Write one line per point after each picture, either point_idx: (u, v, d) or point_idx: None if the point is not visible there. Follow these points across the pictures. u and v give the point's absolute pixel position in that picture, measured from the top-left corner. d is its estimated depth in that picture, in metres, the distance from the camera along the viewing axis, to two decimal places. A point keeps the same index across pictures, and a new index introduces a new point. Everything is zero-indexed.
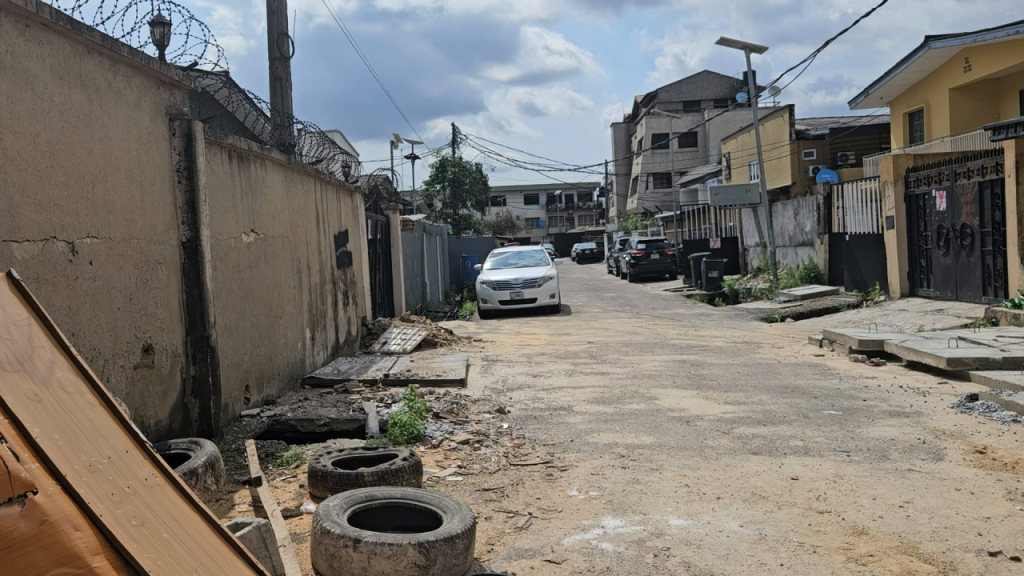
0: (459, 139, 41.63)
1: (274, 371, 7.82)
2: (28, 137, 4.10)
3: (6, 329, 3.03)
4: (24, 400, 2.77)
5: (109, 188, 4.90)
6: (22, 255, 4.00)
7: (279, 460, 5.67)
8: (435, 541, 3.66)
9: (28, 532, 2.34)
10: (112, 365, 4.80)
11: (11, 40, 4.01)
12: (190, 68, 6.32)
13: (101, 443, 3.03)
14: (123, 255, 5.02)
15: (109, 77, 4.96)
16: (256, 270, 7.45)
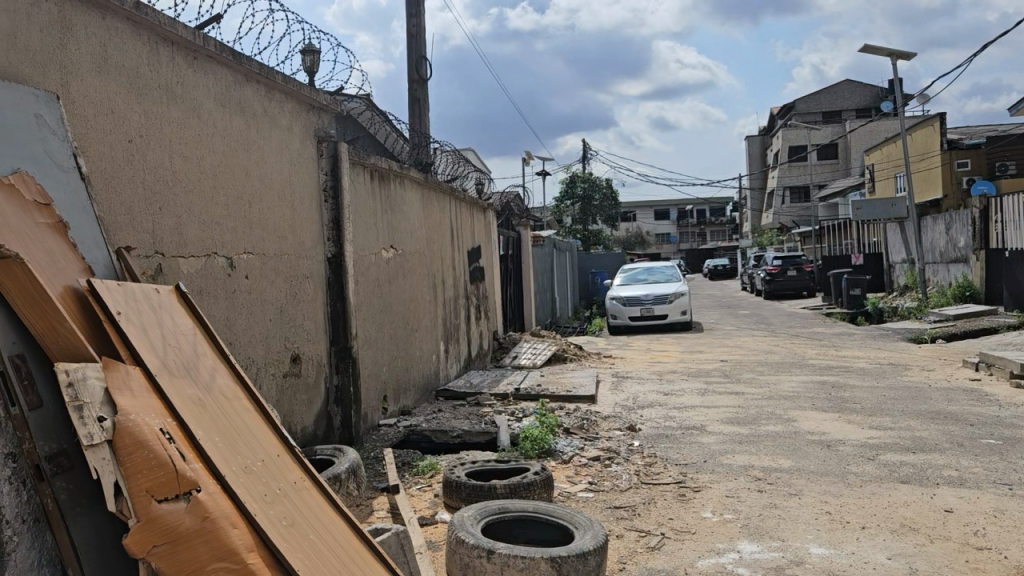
0: (589, 154, 41.65)
1: (410, 382, 8.08)
2: (194, 161, 4.43)
3: (175, 338, 3.29)
4: (189, 404, 2.99)
5: (264, 207, 5.23)
6: (188, 269, 4.32)
7: (415, 470, 5.85)
8: (567, 556, 3.66)
9: (191, 527, 2.52)
10: (264, 372, 5.10)
11: (181, 71, 4.36)
12: (337, 92, 6.65)
13: (255, 445, 3.23)
14: (274, 270, 5.33)
15: (265, 103, 5.30)
16: (395, 284, 7.74)
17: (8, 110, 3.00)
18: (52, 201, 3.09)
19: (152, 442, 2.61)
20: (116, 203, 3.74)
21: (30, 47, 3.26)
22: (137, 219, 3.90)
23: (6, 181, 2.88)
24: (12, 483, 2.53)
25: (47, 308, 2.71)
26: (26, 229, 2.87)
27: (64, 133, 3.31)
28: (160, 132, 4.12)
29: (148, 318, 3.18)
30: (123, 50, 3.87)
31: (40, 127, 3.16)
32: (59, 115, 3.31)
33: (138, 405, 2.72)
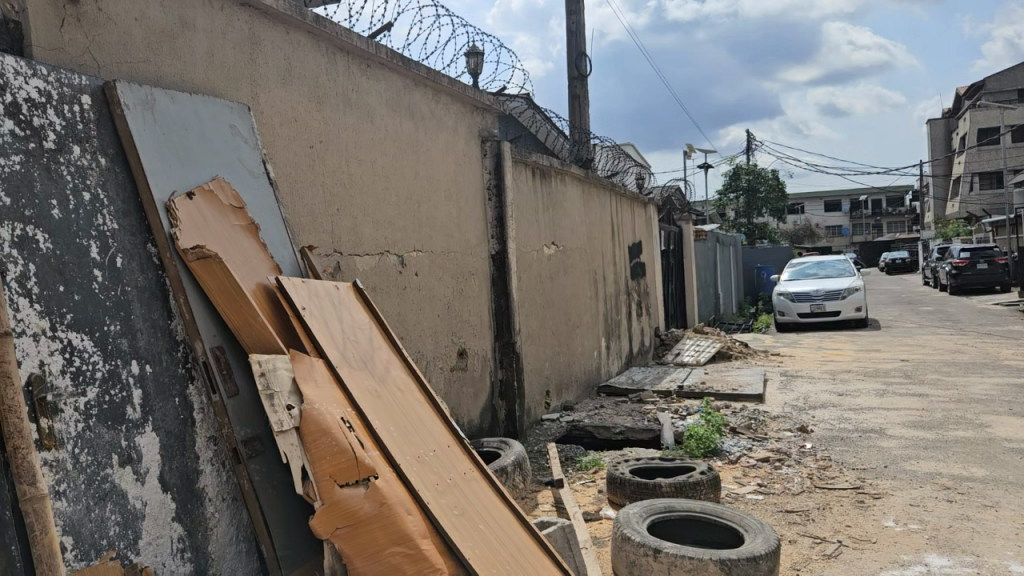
0: (754, 145, 40.12)
1: (572, 377, 8.11)
2: (368, 165, 4.66)
3: (353, 331, 3.47)
4: (367, 395, 3.15)
5: (432, 207, 5.42)
6: (363, 267, 4.54)
7: (579, 465, 5.87)
8: (737, 559, 3.54)
9: (371, 512, 2.65)
10: (433, 365, 5.28)
11: (356, 79, 4.58)
12: (499, 92, 6.77)
13: (428, 436, 3.35)
14: (442, 267, 5.51)
15: (432, 106, 5.49)
16: (556, 281, 7.79)
17: (206, 121, 3.28)
18: (245, 204, 3.33)
19: (334, 430, 2.76)
20: (300, 205, 3.99)
21: (226, 63, 3.55)
22: (318, 220, 4.14)
23: (206, 187, 3.12)
24: (213, 464, 2.86)
25: (242, 304, 2.92)
26: (224, 231, 3.12)
27: (254, 141, 3.57)
28: (337, 138, 4.36)
29: (329, 313, 3.37)
30: (305, 62, 4.12)
31: (234, 136, 3.42)
32: (250, 125, 3.57)
33: (321, 395, 2.88)
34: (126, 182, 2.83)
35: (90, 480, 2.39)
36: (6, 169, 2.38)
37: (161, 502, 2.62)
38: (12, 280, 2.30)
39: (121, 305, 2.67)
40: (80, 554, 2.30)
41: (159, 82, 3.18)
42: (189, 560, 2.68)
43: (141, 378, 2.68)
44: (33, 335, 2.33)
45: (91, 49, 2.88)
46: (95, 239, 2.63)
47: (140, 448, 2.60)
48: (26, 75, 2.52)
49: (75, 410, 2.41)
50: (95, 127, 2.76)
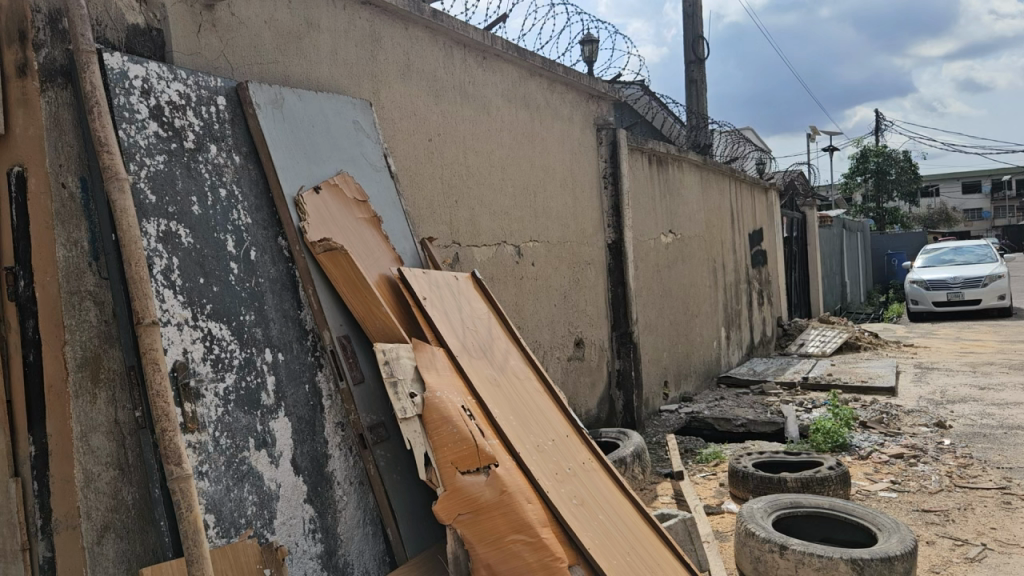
0: (883, 125, 38.10)
1: (690, 368, 7.97)
2: (485, 157, 4.70)
3: (472, 320, 3.52)
4: (486, 384, 3.18)
5: (548, 196, 5.42)
6: (481, 257, 4.60)
7: (699, 457, 5.76)
8: (870, 559, 3.39)
9: (492, 499, 2.67)
10: (551, 355, 5.29)
11: (472, 71, 4.63)
12: (615, 80, 6.70)
13: (547, 425, 3.36)
14: (558, 257, 5.51)
15: (548, 96, 5.48)
16: (674, 270, 7.65)
17: (331, 117, 3.39)
18: (368, 198, 3.43)
19: (455, 418, 2.80)
20: (419, 197, 4.08)
21: (348, 61, 3.66)
22: (437, 212, 4.22)
23: (332, 182, 3.22)
24: (341, 449, 2.96)
25: (366, 295, 2.99)
26: (349, 223, 3.21)
27: (376, 136, 3.66)
28: (455, 130, 4.42)
29: (449, 302, 3.42)
30: (423, 56, 4.19)
31: (356, 131, 3.52)
32: (373, 120, 3.67)
33: (442, 384, 2.93)
34: (258, 178, 2.97)
35: (230, 462, 2.53)
36: (151, 169, 2.54)
37: (294, 484, 2.73)
38: (158, 273, 2.46)
39: (255, 296, 2.80)
40: (221, 531, 2.42)
41: (287, 81, 3.32)
42: (320, 541, 2.76)
43: (274, 366, 2.80)
44: (177, 325, 2.48)
45: (224, 52, 3.03)
46: (230, 234, 2.77)
47: (274, 432, 2.72)
48: (167, 79, 2.68)
49: (215, 396, 2.55)
50: (229, 126, 2.90)
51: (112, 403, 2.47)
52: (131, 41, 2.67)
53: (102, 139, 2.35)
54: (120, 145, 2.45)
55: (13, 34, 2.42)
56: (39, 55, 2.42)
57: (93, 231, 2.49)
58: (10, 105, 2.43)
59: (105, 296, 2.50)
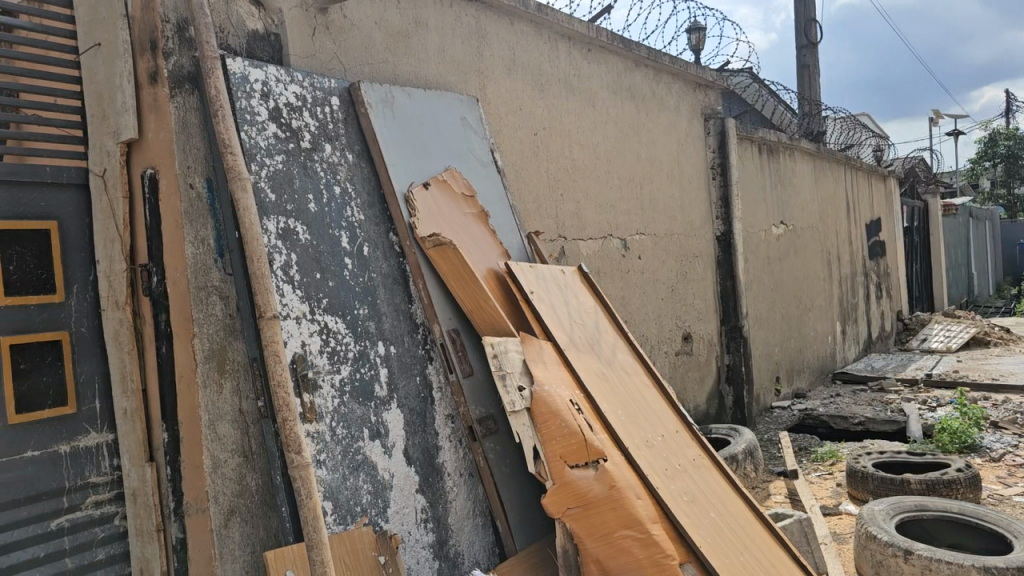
0: (1013, 107, 35.76)
1: (804, 364, 7.70)
2: (591, 149, 4.67)
3: (580, 314, 3.50)
4: (595, 378, 3.17)
5: (654, 188, 5.34)
6: (587, 251, 4.57)
7: (814, 456, 5.57)
8: (1004, 568, 3.19)
9: (601, 494, 2.65)
10: (658, 349, 5.21)
11: (577, 64, 4.61)
12: (723, 68, 6.53)
13: (656, 421, 3.32)
14: (665, 250, 5.43)
15: (653, 86, 5.40)
16: (786, 262, 7.41)
17: (440, 114, 3.44)
18: (476, 193, 3.46)
19: (563, 412, 2.79)
20: (525, 191, 4.09)
21: (456, 58, 3.71)
22: (543, 207, 4.23)
23: (440, 178, 3.27)
24: (451, 441, 3.01)
25: (475, 290, 3.02)
26: (457, 219, 3.26)
27: (483, 131, 3.69)
28: (560, 124, 4.41)
29: (557, 296, 3.41)
30: (528, 50, 4.20)
31: (464, 127, 3.56)
32: (480, 116, 3.70)
33: (550, 377, 2.94)
34: (370, 176, 3.04)
35: (346, 451, 2.61)
36: (271, 169, 2.64)
37: (407, 474, 2.80)
38: (279, 268, 2.56)
39: (369, 290, 2.88)
40: (338, 518, 2.51)
41: (397, 80, 3.40)
42: (432, 531, 2.81)
43: (387, 359, 2.87)
44: (296, 318, 2.58)
45: (337, 54, 3.13)
46: (345, 230, 2.86)
47: (387, 423, 2.79)
48: (285, 82, 2.79)
49: (332, 387, 2.63)
50: (343, 126, 2.99)
51: (236, 393, 2.59)
52: (251, 46, 2.78)
53: (226, 141, 2.46)
54: (242, 147, 2.55)
55: (145, 43, 2.56)
56: (168, 63, 2.54)
57: (217, 229, 2.60)
58: (142, 110, 2.58)
59: (229, 291, 2.62)
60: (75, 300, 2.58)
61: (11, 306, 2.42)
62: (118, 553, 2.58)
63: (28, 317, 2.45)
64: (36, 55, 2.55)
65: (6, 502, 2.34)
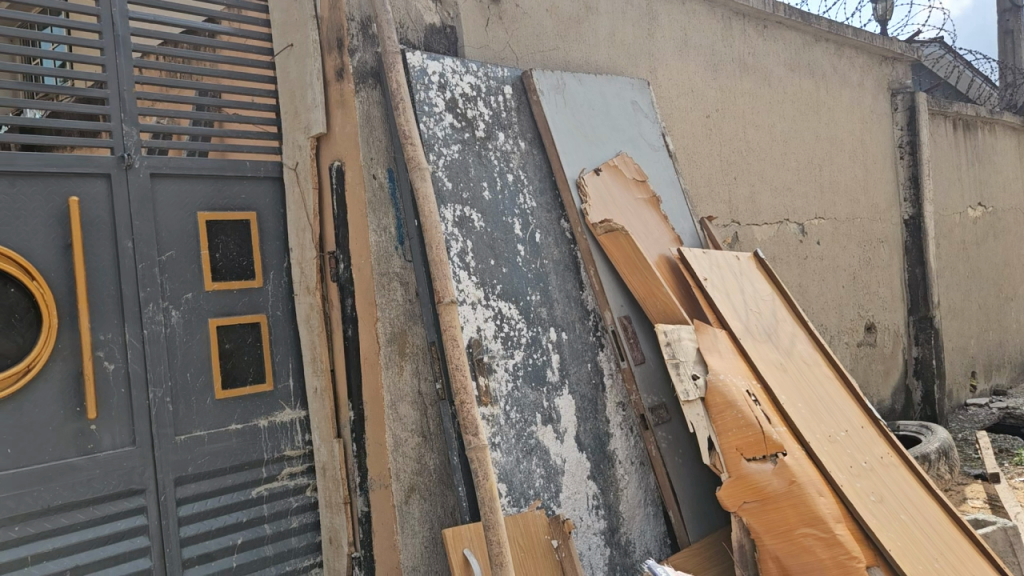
0: None
1: (1003, 358, 7.05)
2: (766, 130, 4.48)
3: (756, 302, 3.36)
4: (772, 369, 3.03)
5: (835, 170, 5.05)
6: (762, 236, 4.39)
7: (1018, 459, 5.09)
8: None
9: (780, 489, 2.54)
10: (838, 340, 4.93)
11: (753, 42, 4.43)
12: (913, 38, 6.08)
13: (839, 415, 3.14)
14: (847, 235, 5.13)
15: (835, 61, 5.10)
16: (984, 248, 6.80)
17: (610, 99, 3.41)
18: (647, 177, 3.39)
19: (739, 403, 2.70)
20: (698, 175, 3.98)
21: (626, 42, 3.67)
22: (716, 191, 4.10)
23: (611, 163, 3.24)
24: (622, 429, 2.98)
25: (647, 276, 2.96)
26: (628, 205, 3.21)
27: (655, 116, 3.61)
28: (734, 104, 4.26)
29: (731, 283, 3.29)
30: (701, 30, 4.09)
31: (635, 111, 3.51)
32: (651, 99, 3.63)
33: (726, 366, 2.84)
34: (542, 163, 3.06)
35: (519, 435, 2.66)
36: (448, 158, 2.72)
37: (578, 460, 2.81)
38: (455, 254, 2.64)
39: (541, 277, 2.90)
40: (512, 501, 2.56)
41: (568, 66, 3.39)
42: (603, 517, 2.81)
43: (559, 345, 2.89)
44: (472, 304, 2.64)
45: (510, 43, 3.17)
46: (517, 217, 2.89)
47: (559, 409, 2.81)
48: (460, 72, 2.86)
49: (506, 371, 2.68)
50: (515, 114, 3.03)
51: (416, 375, 2.69)
52: (428, 40, 2.87)
53: (406, 132, 2.56)
54: (421, 137, 2.65)
55: (332, 42, 2.70)
56: (353, 59, 2.67)
57: (398, 218, 2.71)
58: (330, 106, 2.72)
59: (410, 277, 2.72)
60: (272, 286, 2.77)
61: (217, 291, 2.64)
62: (310, 522, 2.76)
63: (231, 300, 2.67)
64: (237, 58, 2.77)
65: (215, 470, 2.57)
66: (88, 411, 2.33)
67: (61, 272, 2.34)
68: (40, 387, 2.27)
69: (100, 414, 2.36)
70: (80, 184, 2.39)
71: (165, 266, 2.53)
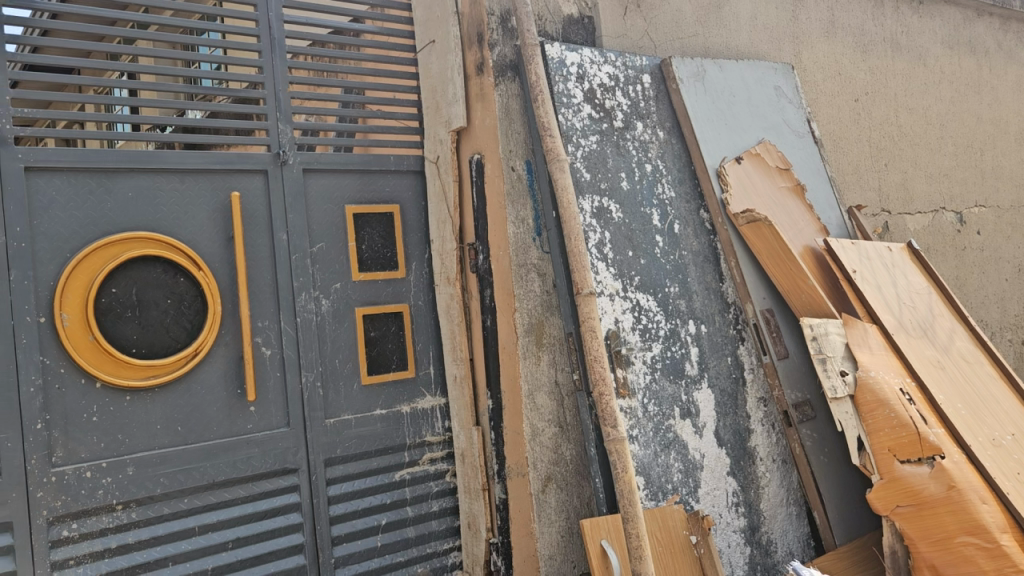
0: None
1: None
2: (921, 113, 4.22)
3: (910, 295, 3.16)
4: (928, 367, 2.86)
5: (998, 154, 4.70)
6: (916, 226, 4.14)
7: None
8: None
9: (937, 494, 2.40)
10: (1001, 337, 4.58)
11: (906, 20, 4.19)
12: None
13: (1004, 417, 2.92)
14: (1011, 224, 4.75)
15: (999, 37, 4.74)
16: None
17: (752, 85, 3.30)
18: (792, 165, 3.26)
19: (893, 402, 2.56)
20: (845, 162, 3.79)
21: (769, 25, 3.54)
22: (865, 178, 3.89)
23: (754, 151, 3.14)
24: (764, 425, 2.89)
25: (791, 268, 2.85)
26: (771, 194, 3.10)
27: (801, 101, 3.47)
28: (885, 87, 4.04)
29: (883, 275, 3.12)
30: (849, 10, 3.90)
31: (778, 97, 3.38)
32: (796, 83, 3.49)
33: (877, 363, 2.70)
34: (681, 152, 3.00)
35: (657, 428, 2.63)
36: (586, 149, 2.72)
37: (717, 456, 2.75)
38: (593, 246, 2.64)
39: (680, 268, 2.85)
40: (650, 494, 2.54)
41: (708, 52, 3.31)
42: (743, 515, 2.75)
43: (698, 338, 2.83)
44: (610, 295, 2.63)
45: (649, 31, 3.13)
46: (656, 208, 2.85)
47: (698, 402, 2.76)
48: (598, 63, 2.85)
49: (644, 363, 2.66)
50: (654, 103, 2.99)
51: (553, 365, 2.70)
52: (566, 31, 2.88)
53: (545, 124, 2.59)
54: (560, 129, 2.66)
55: (473, 37, 2.75)
56: (493, 53, 2.72)
57: (536, 209, 2.73)
58: (470, 99, 2.78)
59: (547, 268, 2.73)
60: (414, 276, 2.86)
61: (363, 281, 2.74)
62: (449, 507, 2.84)
63: (376, 290, 2.77)
64: (382, 56, 2.86)
65: (361, 453, 2.68)
66: (247, 393, 2.48)
67: (224, 262, 2.49)
68: (205, 369, 2.43)
69: (258, 397, 2.51)
70: (241, 180, 2.54)
71: (316, 257, 2.66)
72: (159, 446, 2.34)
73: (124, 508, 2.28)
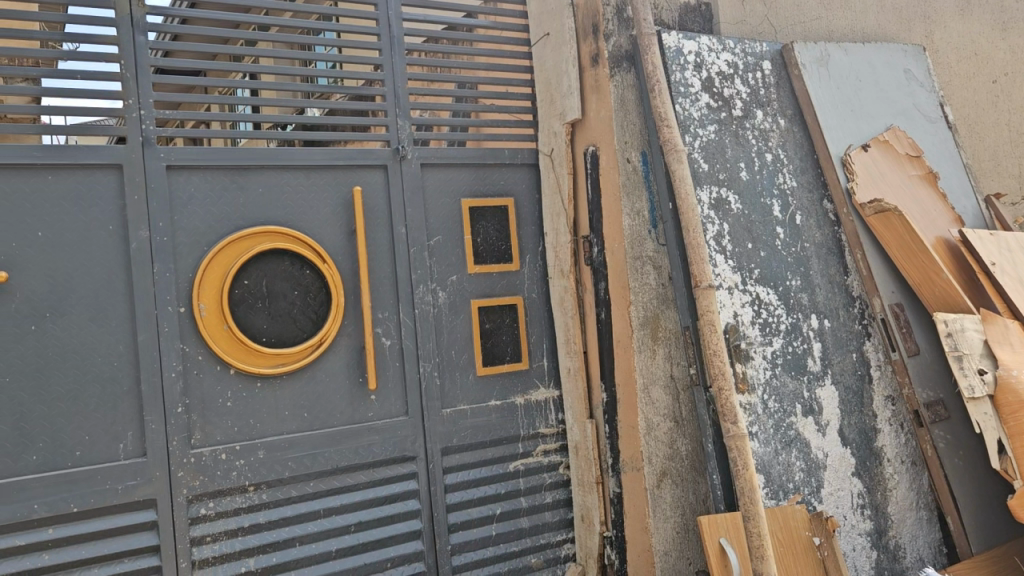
0: None
1: None
2: None
3: None
4: None
5: None
6: None
7: None
8: None
9: None
10: None
11: None
12: None
13: None
14: None
15: None
16: None
17: (880, 69, 3.16)
18: (923, 152, 3.09)
19: None
20: (981, 149, 3.54)
21: (898, 5, 3.37)
22: (1005, 166, 3.60)
23: (881, 138, 3.00)
24: (892, 425, 2.76)
25: (924, 260, 2.70)
26: (901, 182, 2.95)
27: (933, 84, 3.29)
28: None
29: None
30: None
31: (908, 80, 3.22)
32: (927, 65, 3.31)
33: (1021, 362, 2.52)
34: (803, 140, 2.90)
35: (778, 425, 2.56)
36: (704, 139, 2.66)
37: (842, 455, 2.65)
38: (712, 238, 2.58)
39: (802, 261, 2.76)
40: (771, 493, 2.48)
41: (831, 35, 3.18)
42: (869, 518, 2.65)
43: (821, 333, 2.73)
44: (728, 288, 2.58)
45: (768, 15, 3.04)
46: (776, 198, 2.77)
47: (821, 399, 2.66)
48: (717, 50, 2.78)
49: (764, 358, 2.59)
50: (775, 90, 2.90)
51: (669, 359, 2.65)
52: (683, 19, 2.82)
53: (662, 115, 2.55)
54: (677, 119, 2.62)
55: (588, 29, 2.74)
56: (608, 44, 2.70)
57: (652, 200, 2.67)
58: (585, 91, 2.77)
59: (663, 260, 2.68)
60: (528, 269, 2.88)
61: (479, 274, 2.78)
62: (562, 499, 2.85)
63: (492, 283, 2.80)
64: (497, 50, 2.89)
65: (477, 443, 2.72)
66: (368, 382, 2.55)
67: (347, 255, 2.57)
68: (329, 358, 2.52)
69: (379, 386, 2.58)
70: (362, 175, 2.61)
71: (433, 250, 2.71)
72: (287, 431, 2.44)
73: (255, 489, 2.39)
